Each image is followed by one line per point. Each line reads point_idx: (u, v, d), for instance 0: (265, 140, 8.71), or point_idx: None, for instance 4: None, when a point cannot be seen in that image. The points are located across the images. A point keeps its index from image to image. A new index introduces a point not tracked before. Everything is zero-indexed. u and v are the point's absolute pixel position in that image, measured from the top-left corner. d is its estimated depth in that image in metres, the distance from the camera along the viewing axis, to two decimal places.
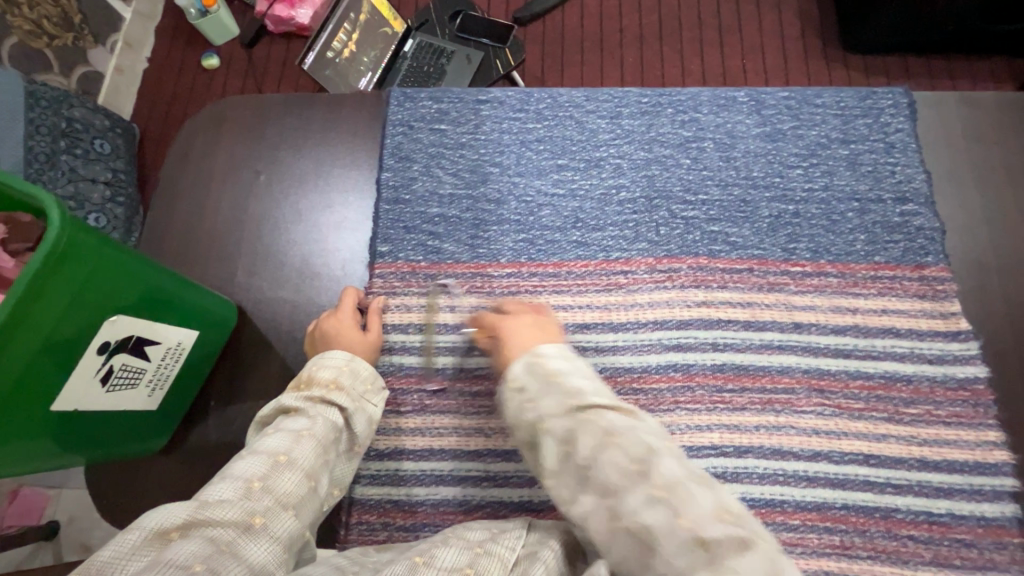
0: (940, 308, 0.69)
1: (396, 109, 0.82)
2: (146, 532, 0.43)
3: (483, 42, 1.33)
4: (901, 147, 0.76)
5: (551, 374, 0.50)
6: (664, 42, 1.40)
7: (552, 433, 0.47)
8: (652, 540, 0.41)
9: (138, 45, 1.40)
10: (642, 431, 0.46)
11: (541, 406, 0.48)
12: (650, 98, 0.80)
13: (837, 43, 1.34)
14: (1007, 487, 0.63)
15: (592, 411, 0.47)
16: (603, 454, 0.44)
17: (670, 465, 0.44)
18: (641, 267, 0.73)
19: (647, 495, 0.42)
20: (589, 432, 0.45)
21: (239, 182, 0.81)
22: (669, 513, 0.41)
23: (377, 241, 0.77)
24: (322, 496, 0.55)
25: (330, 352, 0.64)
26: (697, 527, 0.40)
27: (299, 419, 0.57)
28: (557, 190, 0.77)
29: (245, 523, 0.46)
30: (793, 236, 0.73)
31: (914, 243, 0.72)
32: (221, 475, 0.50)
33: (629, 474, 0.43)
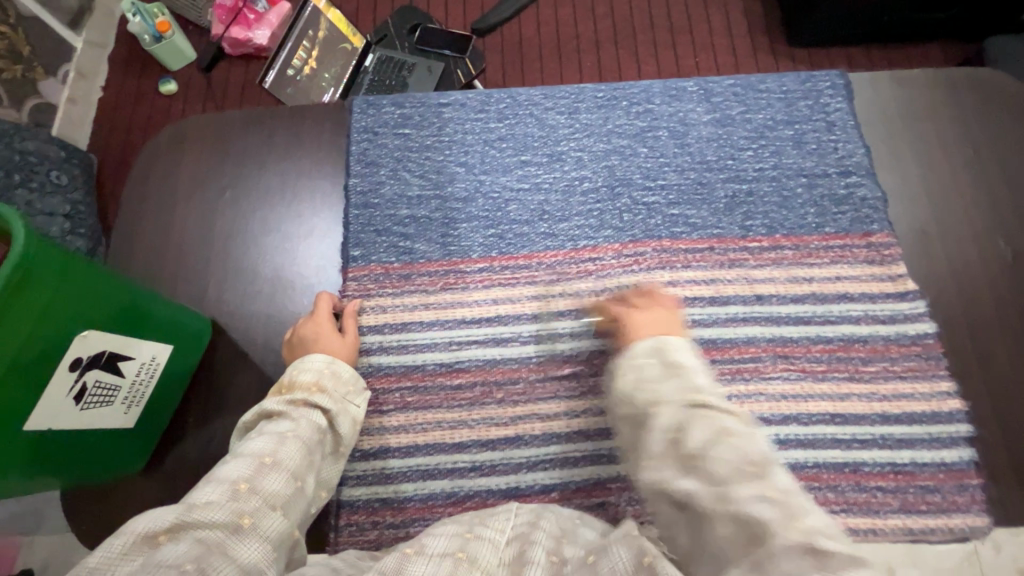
0: (888, 271, 0.74)
1: (360, 116, 0.84)
2: (134, 536, 0.42)
3: (444, 53, 1.36)
4: (841, 125, 0.81)
5: (679, 364, 0.54)
6: (619, 46, 1.45)
7: (670, 418, 0.49)
8: (764, 535, 0.41)
9: (92, 75, 1.38)
10: (760, 440, 0.47)
11: (663, 392, 0.52)
12: (605, 93, 0.84)
13: (781, 37, 1.41)
14: (962, 433, 0.67)
15: (707, 408, 0.49)
16: (718, 445, 0.46)
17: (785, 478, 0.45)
18: (608, 253, 0.76)
19: (760, 494, 0.43)
20: (703, 424, 0.48)
21: (207, 198, 0.81)
22: (783, 515, 0.42)
23: (350, 245, 0.78)
24: (309, 497, 0.55)
25: (309, 355, 0.64)
26: (812, 532, 0.41)
27: (282, 422, 0.57)
28: (522, 185, 0.80)
29: (234, 523, 0.46)
30: (749, 214, 0.77)
31: (859, 213, 0.76)
32: (206, 480, 0.50)
33: (742, 471, 0.44)
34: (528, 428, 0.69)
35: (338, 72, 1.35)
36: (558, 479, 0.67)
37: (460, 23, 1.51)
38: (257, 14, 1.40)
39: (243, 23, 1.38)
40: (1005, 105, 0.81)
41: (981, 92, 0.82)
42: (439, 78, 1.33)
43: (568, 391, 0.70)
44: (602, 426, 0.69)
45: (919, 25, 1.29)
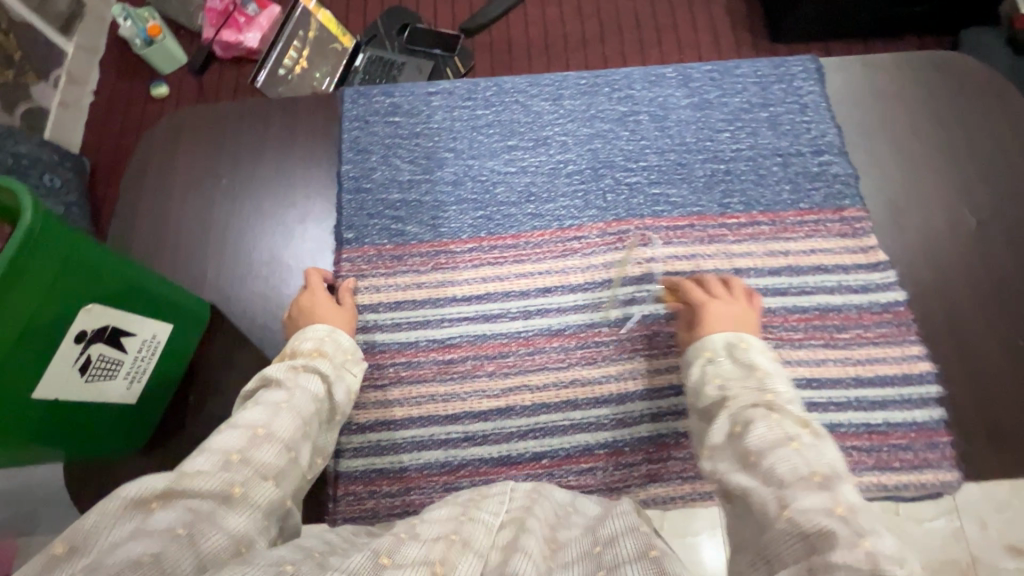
0: (859, 244, 0.77)
1: (351, 106, 0.87)
2: (127, 500, 0.43)
3: (433, 52, 1.40)
4: (813, 107, 0.84)
5: (755, 366, 0.57)
6: (605, 43, 1.49)
7: (737, 411, 0.53)
8: (824, 546, 0.39)
9: (83, 80, 1.40)
10: (828, 455, 0.47)
11: (734, 390, 0.56)
12: (588, 80, 0.87)
13: (762, 32, 1.45)
14: (932, 393, 0.70)
15: (777, 412, 0.52)
16: (782, 450, 0.47)
17: (853, 494, 0.43)
18: (593, 231, 0.79)
19: (822, 503, 0.42)
20: (769, 424, 0.50)
21: (203, 187, 0.83)
22: (850, 529, 0.39)
23: (343, 228, 0.80)
24: (304, 466, 0.57)
25: (313, 326, 0.68)
26: (880, 553, 0.37)
27: (278, 392, 0.59)
28: (509, 168, 0.83)
29: (225, 492, 0.47)
30: (727, 192, 0.80)
31: (832, 189, 0.80)
32: (200, 450, 0.51)
33: (805, 479, 0.44)
34: (519, 399, 0.72)
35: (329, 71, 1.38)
36: (548, 447, 0.70)
37: (450, 24, 1.52)
38: (247, 16, 1.43)
39: (234, 25, 1.42)
40: (971, 84, 0.85)
41: (946, 73, 0.86)
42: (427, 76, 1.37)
43: (557, 363, 0.73)
44: (590, 396, 0.72)
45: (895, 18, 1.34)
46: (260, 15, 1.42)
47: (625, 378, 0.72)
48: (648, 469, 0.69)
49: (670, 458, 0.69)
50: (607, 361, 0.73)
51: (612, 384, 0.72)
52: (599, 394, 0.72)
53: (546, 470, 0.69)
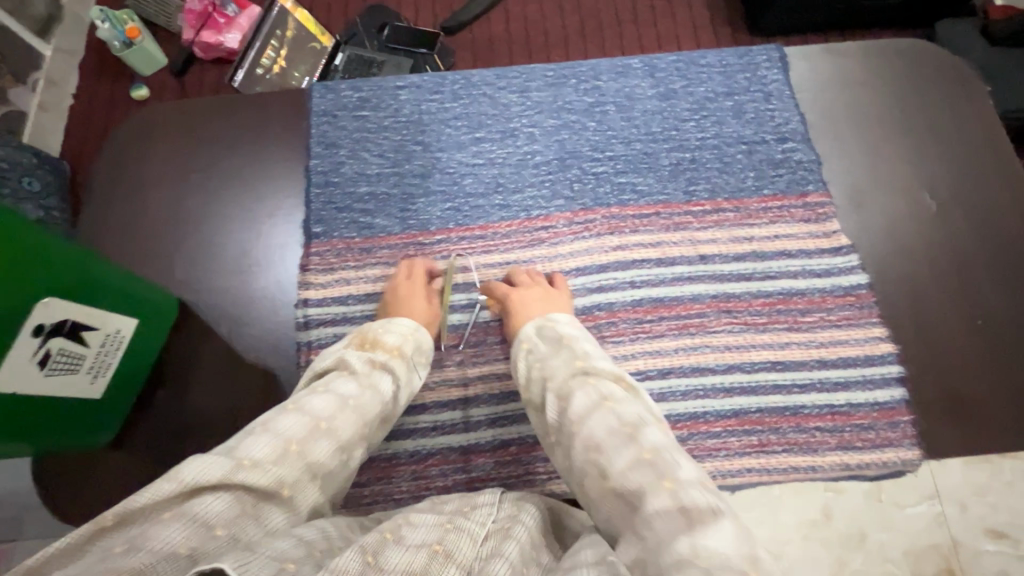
0: (822, 229, 0.78)
1: (320, 101, 0.87)
2: (182, 485, 0.43)
3: (413, 50, 1.40)
4: (777, 95, 0.86)
5: (563, 339, 0.63)
6: (587, 38, 1.50)
7: (559, 389, 0.58)
8: (641, 500, 0.46)
9: (63, 82, 1.39)
10: (636, 404, 0.54)
11: (552, 368, 0.60)
12: (555, 72, 0.88)
13: (742, 26, 1.46)
14: (894, 373, 0.71)
15: (593, 377, 0.58)
16: (596, 413, 0.53)
17: (656, 435, 0.51)
18: (560, 221, 0.79)
19: (634, 456, 0.49)
20: (586, 392, 0.56)
21: (172, 182, 0.83)
22: (654, 475, 0.47)
23: (312, 222, 0.80)
24: (352, 468, 0.57)
25: (399, 319, 0.69)
26: (680, 489, 0.45)
27: (351, 384, 0.60)
28: (477, 160, 0.83)
29: (272, 490, 0.47)
30: (692, 179, 0.81)
31: (796, 175, 0.81)
32: (263, 426, 0.51)
33: (618, 434, 0.51)
34: (487, 387, 0.72)
35: (309, 70, 1.38)
36: (516, 434, 0.71)
37: (430, 22, 1.52)
38: (227, 18, 1.43)
39: (213, 27, 1.41)
40: (932, 69, 0.86)
41: (909, 59, 0.87)
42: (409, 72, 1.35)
43: None
44: None
45: (872, 9, 1.35)
46: (241, 16, 1.42)
47: None
48: None
49: None
50: None
51: None
52: None
53: (512, 457, 0.69)
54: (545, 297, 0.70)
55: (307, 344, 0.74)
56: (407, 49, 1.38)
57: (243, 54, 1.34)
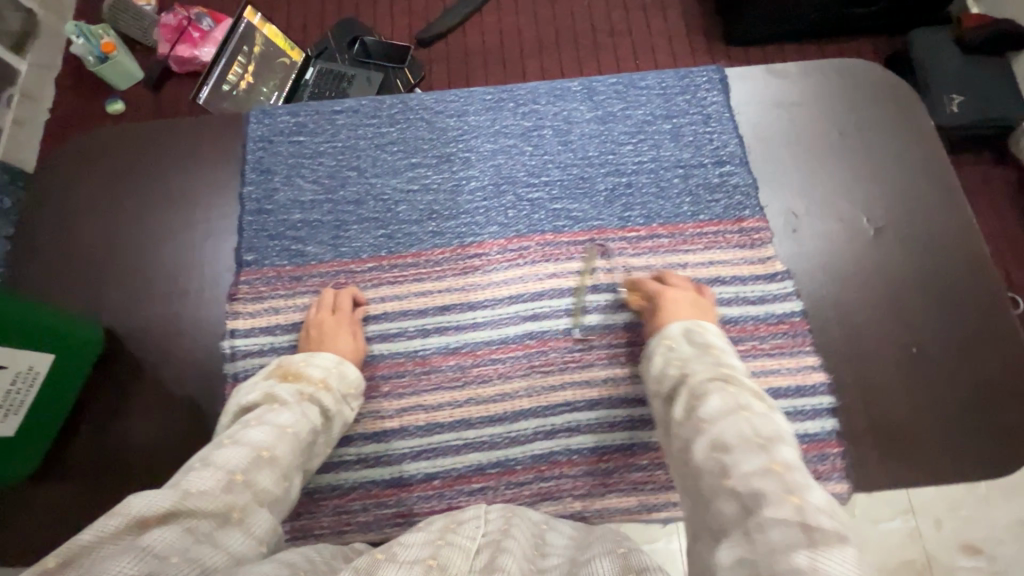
0: (758, 255, 0.77)
1: (256, 126, 0.86)
2: (127, 519, 0.40)
3: (384, 65, 1.38)
4: (717, 117, 0.85)
5: (710, 345, 0.61)
6: (561, 49, 1.47)
7: (696, 386, 0.55)
8: (760, 504, 0.42)
9: (38, 97, 1.32)
10: (776, 421, 0.50)
11: (692, 366, 0.58)
12: (493, 95, 0.87)
13: (720, 36, 1.44)
14: (825, 404, 0.70)
15: (735, 384, 0.55)
16: (731, 416, 0.51)
17: (790, 454, 0.47)
18: (493, 248, 0.79)
19: (762, 465, 0.45)
20: (722, 394, 0.53)
21: (106, 210, 0.82)
22: (781, 487, 0.43)
23: (243, 250, 0.79)
24: (292, 497, 0.56)
25: (321, 354, 0.68)
26: (808, 508, 0.41)
27: (284, 414, 0.59)
28: (412, 186, 0.82)
29: (224, 515, 0.46)
30: (628, 205, 0.80)
31: (733, 199, 0.80)
32: (202, 462, 0.50)
33: (748, 442, 0.48)
34: (413, 419, 0.71)
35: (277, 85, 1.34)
36: (440, 468, 0.70)
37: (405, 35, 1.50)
38: (201, 31, 1.38)
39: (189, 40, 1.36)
40: (872, 91, 0.85)
41: (851, 81, 0.86)
42: (378, 87, 1.34)
43: (451, 382, 0.73)
44: (485, 415, 0.71)
45: (845, 19, 1.33)
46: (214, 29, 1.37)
47: (519, 395, 0.72)
48: (539, 487, 0.69)
49: (561, 476, 0.69)
50: (502, 379, 0.72)
51: (506, 402, 0.72)
52: (493, 412, 0.71)
53: (436, 492, 0.68)
54: (698, 304, 0.68)
55: (233, 376, 0.73)
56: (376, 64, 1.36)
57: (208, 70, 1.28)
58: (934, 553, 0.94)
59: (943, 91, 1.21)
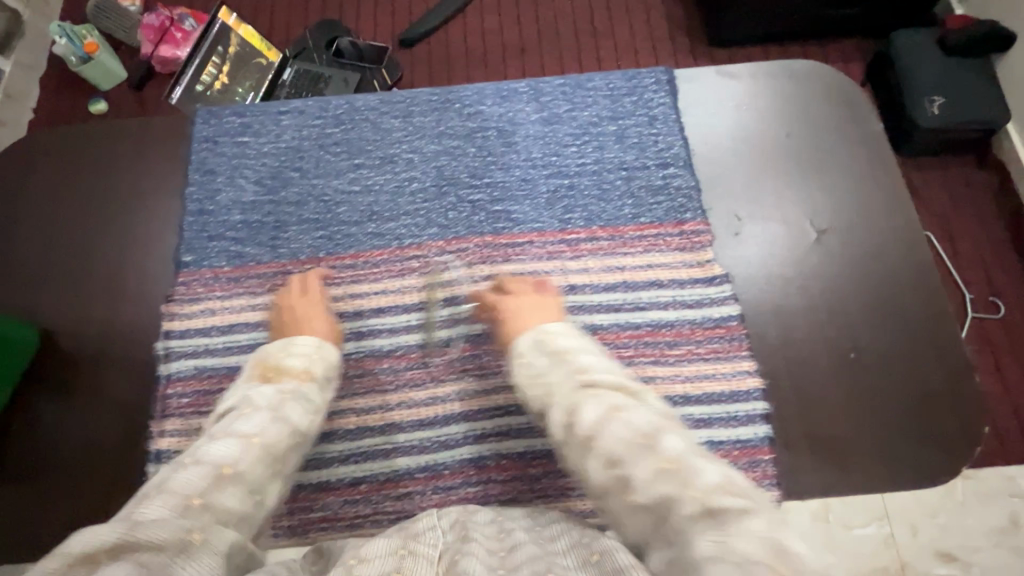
0: (696, 258, 0.77)
1: (202, 126, 0.86)
2: (70, 557, 0.37)
3: (361, 65, 1.28)
4: (663, 119, 0.84)
5: (563, 351, 0.60)
6: (545, 51, 1.36)
7: (566, 403, 0.54)
8: (670, 511, 0.41)
9: (21, 97, 1.25)
10: (649, 412, 0.49)
11: (552, 380, 0.57)
12: (439, 96, 0.87)
13: (701, 37, 1.35)
14: (759, 410, 0.70)
15: (599, 388, 0.54)
16: (609, 423, 0.49)
17: (674, 441, 0.46)
18: (432, 250, 0.78)
19: (654, 467, 0.44)
20: (594, 403, 0.52)
21: (47, 210, 0.82)
22: (678, 483, 0.42)
23: (182, 251, 0.79)
24: (268, 508, 0.53)
25: (300, 338, 0.68)
26: (707, 493, 0.41)
27: (252, 418, 0.56)
28: (354, 187, 0.82)
29: (182, 542, 0.41)
30: (569, 207, 0.80)
31: (674, 202, 0.79)
32: (156, 489, 0.46)
33: (635, 445, 0.46)
34: (343, 422, 0.71)
35: (254, 85, 1.21)
36: (367, 472, 0.69)
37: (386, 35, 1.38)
38: (184, 32, 1.29)
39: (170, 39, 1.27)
40: (822, 92, 0.84)
41: (801, 82, 0.85)
42: (355, 89, 1.25)
43: (384, 384, 0.72)
44: (415, 418, 0.71)
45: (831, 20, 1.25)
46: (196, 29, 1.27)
47: (450, 399, 0.71)
48: (466, 492, 0.68)
49: (489, 480, 0.69)
50: (434, 383, 0.72)
51: (438, 406, 0.71)
52: (425, 416, 0.71)
53: (363, 496, 0.68)
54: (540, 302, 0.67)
55: (166, 377, 0.74)
56: (353, 64, 1.26)
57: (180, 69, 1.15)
58: (907, 560, 0.92)
59: (925, 91, 1.14)
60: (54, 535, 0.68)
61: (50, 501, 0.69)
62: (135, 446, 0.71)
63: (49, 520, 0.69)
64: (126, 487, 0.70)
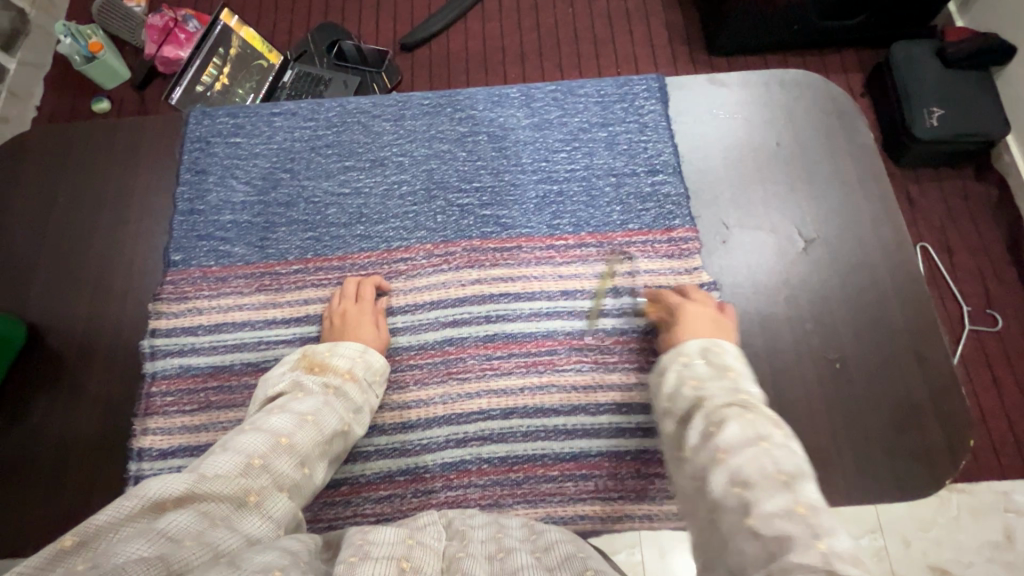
0: (684, 264, 0.76)
1: (195, 126, 0.86)
2: (145, 500, 0.41)
3: (360, 68, 1.29)
4: (654, 126, 0.84)
5: (727, 368, 0.58)
6: (544, 57, 1.37)
7: (712, 411, 0.52)
8: (784, 549, 0.39)
9: (25, 95, 1.26)
10: (797, 454, 0.47)
11: (709, 390, 0.56)
12: (432, 100, 0.87)
13: (700, 46, 1.36)
14: None
15: (750, 411, 0.51)
16: (750, 448, 0.47)
17: (814, 493, 0.43)
18: (420, 253, 0.78)
19: (784, 505, 0.42)
20: (742, 424, 0.49)
21: (38, 207, 0.82)
22: (806, 531, 0.40)
23: (171, 249, 0.80)
24: (314, 485, 0.55)
25: (345, 343, 0.69)
26: (835, 554, 0.38)
27: (307, 401, 0.59)
28: (343, 189, 0.82)
29: (241, 499, 0.46)
30: (557, 213, 0.80)
31: (663, 209, 0.79)
32: (223, 446, 0.51)
33: (770, 478, 0.44)
34: None
35: (254, 88, 1.22)
36: (348, 474, 0.69)
37: (387, 38, 1.39)
38: (188, 33, 1.29)
39: (173, 40, 1.28)
40: (812, 102, 0.84)
41: (792, 92, 0.85)
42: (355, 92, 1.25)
43: None
44: (398, 420, 0.71)
45: (829, 31, 1.26)
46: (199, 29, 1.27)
47: (435, 402, 0.72)
48: (447, 495, 0.68)
49: (470, 484, 0.69)
50: (419, 386, 0.72)
51: (421, 408, 0.71)
52: (407, 419, 0.71)
53: (345, 497, 0.68)
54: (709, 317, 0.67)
55: (151, 374, 0.74)
56: (354, 67, 1.27)
57: (181, 70, 1.16)
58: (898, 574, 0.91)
59: (921, 101, 1.14)
60: (32, 532, 0.68)
61: (30, 496, 0.69)
62: (117, 443, 0.71)
63: (27, 518, 0.68)
64: (105, 485, 0.69)
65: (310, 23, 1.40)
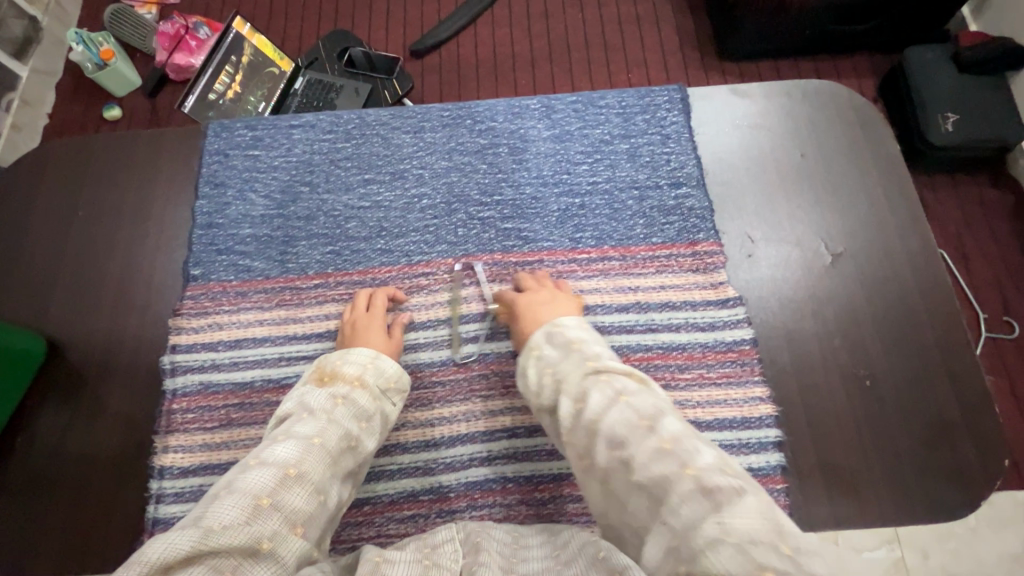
0: (710, 279, 0.76)
1: (213, 139, 0.86)
2: (148, 566, 0.39)
3: (371, 75, 1.27)
4: (676, 137, 0.83)
5: (570, 341, 0.60)
6: (554, 64, 1.36)
7: (574, 391, 0.54)
8: (665, 489, 0.43)
9: (37, 102, 1.26)
10: (652, 396, 0.52)
11: (561, 370, 0.57)
12: (451, 112, 0.86)
13: (712, 53, 1.35)
14: (771, 437, 0.68)
15: (605, 374, 0.55)
16: (613, 408, 0.51)
17: (674, 424, 0.48)
18: (441, 267, 0.78)
19: (655, 447, 0.46)
20: (600, 389, 0.53)
21: (57, 220, 0.82)
22: (677, 464, 0.44)
23: (191, 264, 0.79)
24: (332, 509, 0.53)
25: (355, 350, 0.67)
26: (703, 474, 0.43)
27: (308, 424, 0.56)
28: (363, 203, 0.82)
29: (252, 547, 0.43)
30: (579, 226, 0.79)
31: (687, 222, 0.78)
32: (227, 489, 0.48)
33: (637, 428, 0.48)
34: None
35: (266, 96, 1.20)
36: (371, 493, 0.68)
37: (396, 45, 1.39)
38: (199, 40, 1.29)
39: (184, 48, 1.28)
40: (836, 113, 0.83)
41: (814, 102, 0.84)
42: (366, 100, 1.23)
43: None
44: (419, 439, 0.70)
45: (841, 38, 1.24)
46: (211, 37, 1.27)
47: (458, 420, 0.71)
48: (471, 515, 0.67)
49: (493, 503, 0.68)
50: (441, 403, 0.71)
51: (445, 426, 0.70)
52: (430, 437, 0.70)
53: (367, 517, 0.67)
54: (553, 299, 0.68)
55: (172, 392, 0.73)
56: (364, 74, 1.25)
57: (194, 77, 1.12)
58: None
59: (940, 108, 1.12)
60: (52, 553, 0.67)
61: (49, 515, 0.68)
62: (138, 460, 0.71)
63: (47, 535, 0.68)
64: (126, 503, 0.69)
65: (318, 32, 1.40)
